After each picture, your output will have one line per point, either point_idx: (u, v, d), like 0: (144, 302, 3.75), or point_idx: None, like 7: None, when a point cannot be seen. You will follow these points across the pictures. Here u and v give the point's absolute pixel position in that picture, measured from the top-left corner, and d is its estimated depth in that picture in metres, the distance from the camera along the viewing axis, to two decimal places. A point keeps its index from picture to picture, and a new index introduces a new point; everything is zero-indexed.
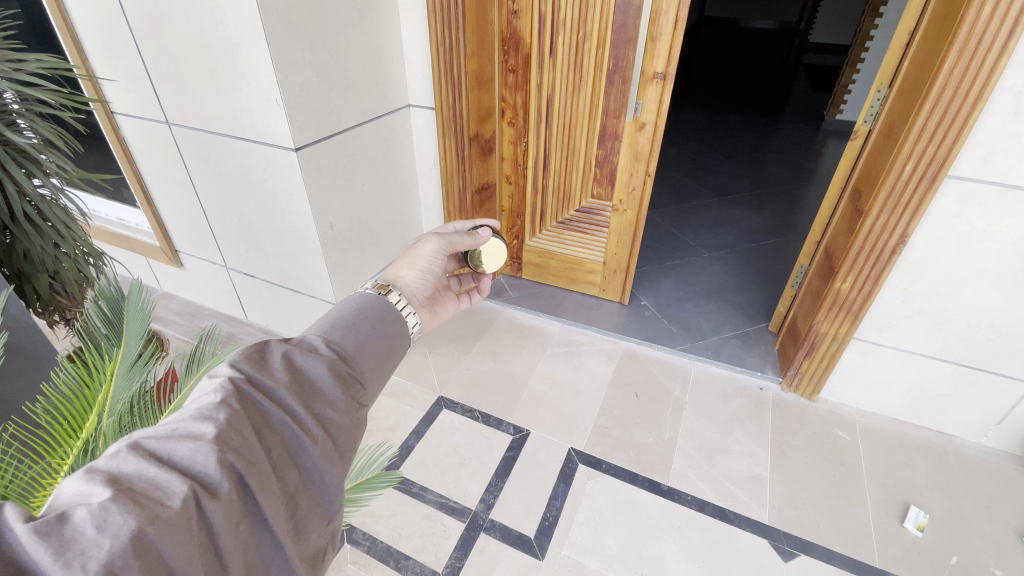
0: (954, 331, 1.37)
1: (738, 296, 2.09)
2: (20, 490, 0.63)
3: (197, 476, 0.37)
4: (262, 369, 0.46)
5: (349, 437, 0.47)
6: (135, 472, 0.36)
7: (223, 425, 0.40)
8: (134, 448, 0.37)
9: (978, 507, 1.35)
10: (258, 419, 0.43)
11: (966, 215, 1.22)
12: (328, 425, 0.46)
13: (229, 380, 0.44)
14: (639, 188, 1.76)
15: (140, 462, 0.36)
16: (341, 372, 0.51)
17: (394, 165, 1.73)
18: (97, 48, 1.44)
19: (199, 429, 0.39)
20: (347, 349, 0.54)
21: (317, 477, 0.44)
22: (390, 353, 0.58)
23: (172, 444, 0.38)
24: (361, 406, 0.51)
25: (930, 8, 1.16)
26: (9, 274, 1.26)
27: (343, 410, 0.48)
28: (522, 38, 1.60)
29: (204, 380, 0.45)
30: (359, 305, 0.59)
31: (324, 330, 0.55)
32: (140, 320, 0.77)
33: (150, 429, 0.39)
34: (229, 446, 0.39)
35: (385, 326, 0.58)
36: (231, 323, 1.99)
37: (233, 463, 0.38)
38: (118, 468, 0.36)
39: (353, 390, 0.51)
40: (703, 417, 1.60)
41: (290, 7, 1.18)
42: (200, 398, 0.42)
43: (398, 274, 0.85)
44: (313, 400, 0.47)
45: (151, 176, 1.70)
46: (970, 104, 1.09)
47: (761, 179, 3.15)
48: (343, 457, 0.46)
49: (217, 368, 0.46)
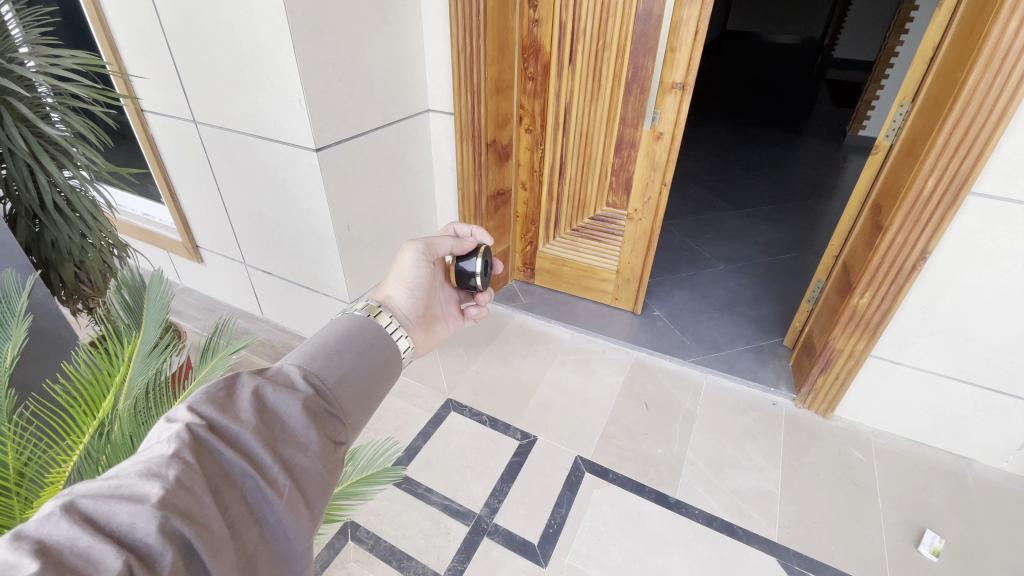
0: (976, 351, 1.33)
1: (754, 310, 2.06)
2: (37, 469, 0.67)
3: (137, 546, 0.35)
4: (226, 412, 0.44)
5: (319, 484, 0.45)
6: (68, 542, 0.33)
7: (171, 483, 0.37)
8: (70, 509, 0.35)
9: (997, 534, 1.30)
10: (216, 471, 0.41)
11: (989, 233, 1.19)
12: (296, 472, 0.44)
13: (186, 427, 0.41)
14: (655, 198, 1.74)
15: (74, 529, 0.34)
16: (317, 410, 0.49)
17: (412, 167, 1.76)
18: (130, 49, 1.50)
19: (145, 489, 0.37)
20: (326, 382, 0.52)
21: (280, 533, 0.42)
22: (375, 382, 0.57)
23: (111, 507, 0.36)
24: (337, 446, 0.49)
25: (955, 23, 1.15)
26: (36, 262, 1.29)
27: (314, 455, 0.46)
28: (542, 46, 1.65)
29: (162, 424, 0.42)
30: (346, 328, 0.58)
31: (304, 360, 0.53)
32: (159, 309, 0.80)
33: (92, 484, 0.37)
34: (176, 509, 0.36)
35: (371, 353, 0.57)
36: (247, 318, 2.02)
37: (179, 528, 0.36)
38: (51, 534, 0.34)
39: (329, 428, 0.49)
40: (713, 430, 1.57)
41: (318, 12, 1.21)
42: (152, 448, 0.40)
43: (387, 293, 0.87)
44: (282, 444, 0.45)
45: (177, 172, 1.75)
46: (993, 120, 1.07)
47: (780, 193, 3.11)
48: (310, 509, 0.44)
49: (178, 409, 0.43)
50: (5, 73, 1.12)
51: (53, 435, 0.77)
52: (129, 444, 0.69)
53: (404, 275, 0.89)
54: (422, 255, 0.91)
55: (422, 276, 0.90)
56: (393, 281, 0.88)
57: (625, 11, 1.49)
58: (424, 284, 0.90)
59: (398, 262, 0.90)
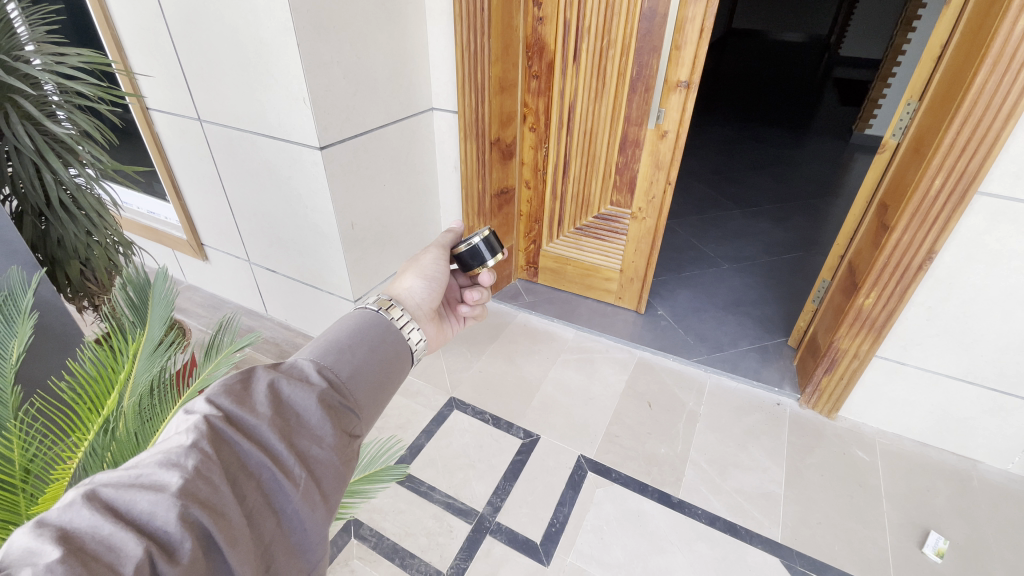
0: (982, 352, 1.32)
1: (758, 310, 2.05)
2: (42, 466, 0.67)
3: (157, 534, 0.35)
4: (243, 405, 0.44)
5: (335, 476, 0.45)
6: (88, 530, 0.33)
7: (190, 473, 0.37)
8: (91, 498, 0.35)
9: (1001, 536, 1.30)
10: (233, 462, 0.41)
11: (996, 233, 1.18)
12: (312, 464, 0.44)
13: (204, 419, 0.41)
14: (660, 197, 1.74)
15: (95, 516, 0.34)
16: (331, 403, 0.49)
17: (416, 166, 1.76)
18: (136, 46, 1.50)
19: (164, 479, 0.37)
20: (340, 376, 0.52)
21: (297, 524, 0.42)
22: (387, 377, 0.57)
23: (132, 495, 0.36)
24: (352, 439, 0.49)
25: (964, 21, 1.14)
26: (42, 259, 1.29)
27: (330, 447, 0.46)
28: (546, 44, 1.65)
29: (181, 415, 0.43)
30: (358, 323, 0.58)
31: (318, 354, 0.53)
32: (164, 306, 0.81)
33: (113, 473, 0.37)
34: (195, 498, 0.37)
35: (383, 347, 0.57)
36: (251, 316, 2.02)
37: (198, 517, 0.36)
38: (73, 522, 0.34)
39: (344, 422, 0.49)
40: (717, 430, 1.57)
41: (321, 10, 1.21)
42: (171, 439, 0.40)
43: (403, 286, 0.85)
44: (298, 436, 0.45)
45: (182, 170, 1.75)
46: (1001, 119, 1.06)
47: (786, 192, 3.09)
48: (326, 500, 0.44)
49: (195, 402, 0.43)
50: (10, 71, 1.12)
51: (57, 434, 0.77)
52: (133, 441, 0.70)
53: (423, 272, 0.88)
54: (441, 255, 0.91)
55: (441, 274, 0.89)
56: (410, 276, 0.87)
57: (630, 9, 1.48)
58: (441, 283, 0.89)
59: (416, 259, 0.90)
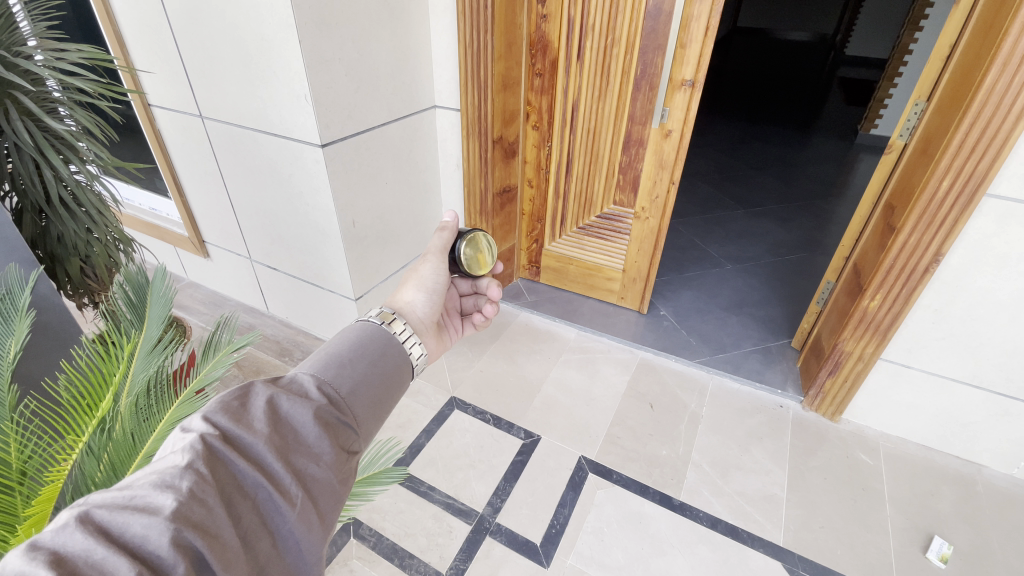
0: (988, 356, 1.30)
1: (761, 311, 2.04)
2: (37, 467, 0.67)
3: (150, 558, 0.34)
4: (240, 422, 0.44)
5: (330, 495, 0.45)
6: (82, 554, 0.33)
7: (185, 495, 0.37)
8: (84, 520, 0.34)
9: (1006, 541, 1.28)
10: (229, 482, 0.40)
11: (1004, 235, 1.17)
12: (309, 483, 0.44)
13: (200, 438, 0.41)
14: (663, 197, 1.72)
15: (88, 540, 0.33)
16: (329, 419, 0.48)
17: (418, 164, 1.75)
18: (137, 42, 1.50)
19: (159, 501, 0.36)
20: (339, 392, 0.51)
21: (292, 544, 0.41)
22: (387, 391, 0.56)
23: (124, 518, 0.35)
24: (350, 455, 0.48)
25: (973, 19, 1.12)
26: (43, 256, 1.29)
27: (327, 465, 0.45)
28: (550, 42, 1.63)
29: (177, 433, 0.42)
30: (359, 336, 0.58)
31: (317, 368, 0.52)
32: (162, 305, 0.82)
33: (106, 494, 0.37)
34: (189, 521, 0.36)
35: (383, 361, 0.56)
36: (252, 314, 2.02)
37: (191, 541, 0.35)
38: (66, 546, 0.33)
39: (342, 438, 0.48)
40: (719, 432, 1.56)
41: (324, 6, 1.20)
42: (166, 458, 0.39)
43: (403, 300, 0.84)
44: (295, 454, 0.44)
45: (183, 167, 1.75)
46: (1010, 120, 1.04)
47: (791, 193, 3.07)
48: (323, 519, 0.43)
49: (192, 418, 0.43)
50: (12, 67, 1.13)
51: (53, 434, 0.77)
52: (129, 442, 0.69)
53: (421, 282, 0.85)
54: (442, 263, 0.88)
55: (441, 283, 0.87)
56: (408, 287, 0.85)
57: (634, 7, 1.47)
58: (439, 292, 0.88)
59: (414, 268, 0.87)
